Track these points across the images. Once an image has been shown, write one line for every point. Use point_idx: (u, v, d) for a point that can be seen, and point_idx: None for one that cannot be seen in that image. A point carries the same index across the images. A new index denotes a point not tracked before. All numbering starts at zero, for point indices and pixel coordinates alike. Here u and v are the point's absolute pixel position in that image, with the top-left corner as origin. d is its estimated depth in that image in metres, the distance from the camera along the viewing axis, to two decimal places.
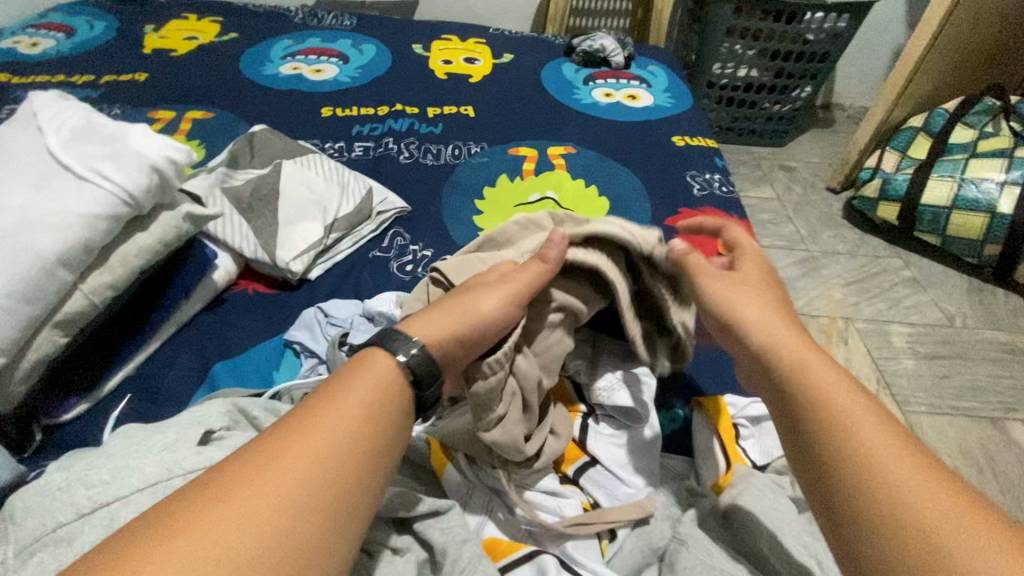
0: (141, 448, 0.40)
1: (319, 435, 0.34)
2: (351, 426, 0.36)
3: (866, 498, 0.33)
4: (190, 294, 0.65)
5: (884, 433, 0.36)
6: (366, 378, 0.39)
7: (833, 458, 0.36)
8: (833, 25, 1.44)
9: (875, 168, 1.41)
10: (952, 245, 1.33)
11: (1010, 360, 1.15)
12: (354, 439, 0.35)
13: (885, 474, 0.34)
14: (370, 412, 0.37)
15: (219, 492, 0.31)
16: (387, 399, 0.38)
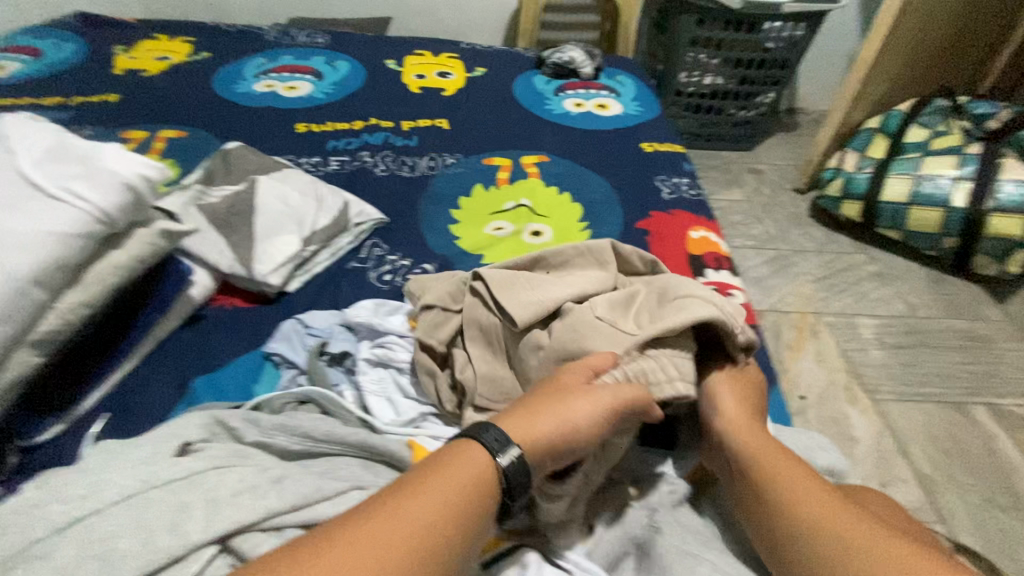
0: (118, 462, 0.40)
1: (400, 530, 0.35)
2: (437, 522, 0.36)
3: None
4: (165, 310, 0.65)
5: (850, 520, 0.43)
6: (460, 470, 0.40)
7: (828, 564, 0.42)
8: (791, 34, 1.50)
9: (837, 168, 1.47)
10: (913, 239, 1.38)
11: (971, 346, 1.20)
12: (430, 543, 0.35)
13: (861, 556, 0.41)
14: (449, 514, 0.37)
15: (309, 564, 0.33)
16: (469, 501, 0.39)
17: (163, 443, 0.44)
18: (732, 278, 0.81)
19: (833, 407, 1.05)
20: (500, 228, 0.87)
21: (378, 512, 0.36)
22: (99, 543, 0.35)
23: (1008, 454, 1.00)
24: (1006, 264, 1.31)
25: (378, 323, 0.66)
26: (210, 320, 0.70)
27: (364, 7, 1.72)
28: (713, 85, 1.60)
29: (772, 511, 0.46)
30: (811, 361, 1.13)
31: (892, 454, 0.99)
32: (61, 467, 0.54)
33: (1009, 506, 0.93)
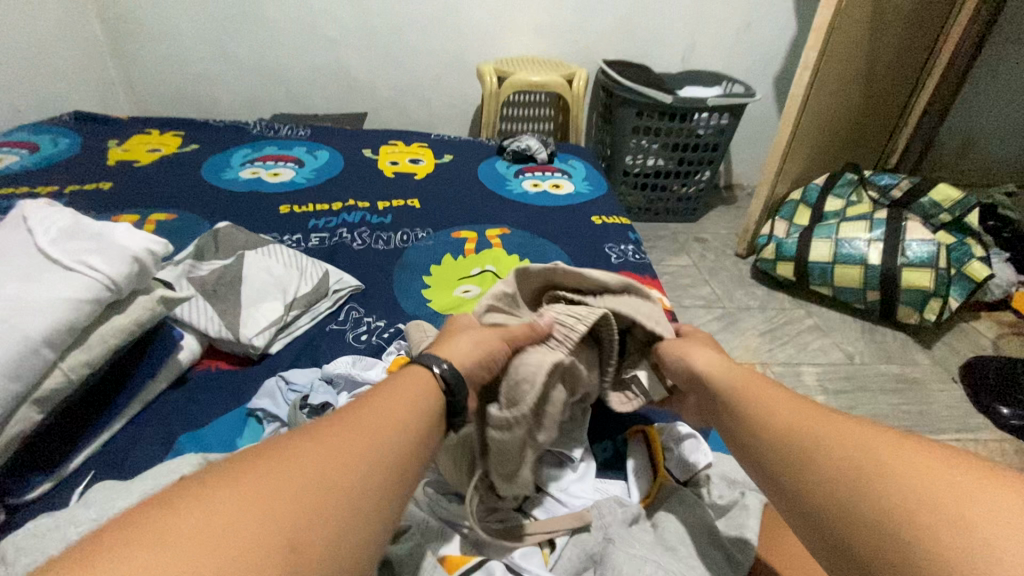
0: (120, 495, 0.45)
1: (373, 430, 0.42)
2: (397, 419, 0.44)
3: (827, 469, 0.42)
4: (156, 372, 0.70)
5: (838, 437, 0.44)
6: (409, 387, 0.48)
7: (810, 466, 0.43)
8: (717, 122, 1.74)
9: (769, 234, 1.65)
10: (842, 294, 1.54)
11: (904, 388, 1.31)
12: (407, 440, 0.43)
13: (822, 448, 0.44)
14: (403, 413, 0.45)
15: (299, 446, 0.39)
16: (427, 414, 0.47)
17: (159, 479, 0.49)
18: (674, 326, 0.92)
19: None
20: (468, 290, 0.97)
21: (332, 421, 0.42)
22: None
23: None
24: (925, 312, 1.46)
25: (356, 376, 0.72)
26: (195, 381, 0.75)
27: (343, 104, 1.91)
28: (655, 165, 1.81)
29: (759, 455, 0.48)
30: None
31: None
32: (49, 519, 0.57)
33: None
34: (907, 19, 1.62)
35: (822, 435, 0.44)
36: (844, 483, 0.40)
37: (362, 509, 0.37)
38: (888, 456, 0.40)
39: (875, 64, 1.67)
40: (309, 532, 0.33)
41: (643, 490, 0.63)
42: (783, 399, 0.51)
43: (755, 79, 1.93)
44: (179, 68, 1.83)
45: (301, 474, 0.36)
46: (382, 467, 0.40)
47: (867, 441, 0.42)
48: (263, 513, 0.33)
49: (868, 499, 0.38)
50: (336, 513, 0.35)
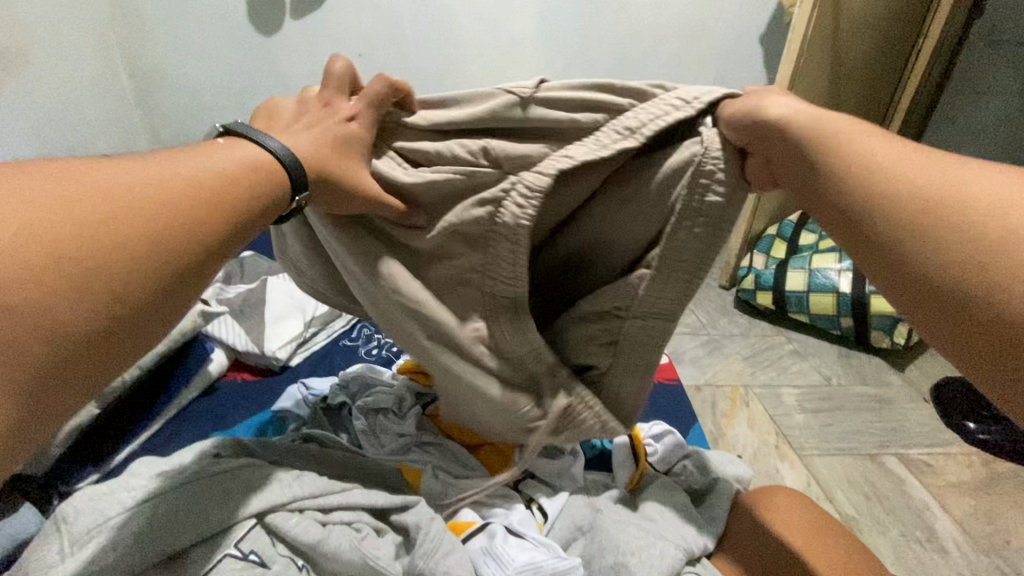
0: (163, 465, 0.54)
1: (168, 176, 0.43)
2: (207, 176, 0.45)
3: (915, 208, 0.40)
4: (190, 381, 0.79)
5: (933, 174, 0.41)
6: (235, 151, 0.48)
7: (905, 203, 0.40)
8: None
9: (749, 266, 1.77)
10: (819, 321, 1.64)
11: (880, 407, 1.38)
12: (210, 196, 0.44)
13: (918, 185, 0.40)
14: (224, 175, 0.45)
15: (86, 173, 0.41)
16: (251, 179, 0.47)
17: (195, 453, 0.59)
18: None
19: (766, 463, 1.19)
20: None
21: (131, 162, 0.44)
22: (160, 516, 0.48)
23: (917, 494, 1.15)
24: (895, 336, 1.55)
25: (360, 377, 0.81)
26: (222, 390, 0.84)
27: None
28: None
29: (846, 191, 0.45)
30: (744, 425, 1.29)
31: (820, 499, 1.12)
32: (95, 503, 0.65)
33: (923, 539, 1.06)
34: (864, 73, 1.81)
35: (908, 178, 0.41)
36: (910, 231, 0.39)
37: (146, 243, 0.40)
38: (983, 198, 0.37)
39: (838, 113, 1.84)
40: (68, 249, 0.37)
41: (629, 475, 0.70)
42: (886, 143, 0.45)
43: None
44: (200, 118, 1.99)
45: (108, 209, 0.39)
46: (173, 208, 0.41)
47: (970, 178, 0.39)
48: (68, 240, 0.37)
49: (934, 242, 0.38)
50: (135, 243, 0.39)
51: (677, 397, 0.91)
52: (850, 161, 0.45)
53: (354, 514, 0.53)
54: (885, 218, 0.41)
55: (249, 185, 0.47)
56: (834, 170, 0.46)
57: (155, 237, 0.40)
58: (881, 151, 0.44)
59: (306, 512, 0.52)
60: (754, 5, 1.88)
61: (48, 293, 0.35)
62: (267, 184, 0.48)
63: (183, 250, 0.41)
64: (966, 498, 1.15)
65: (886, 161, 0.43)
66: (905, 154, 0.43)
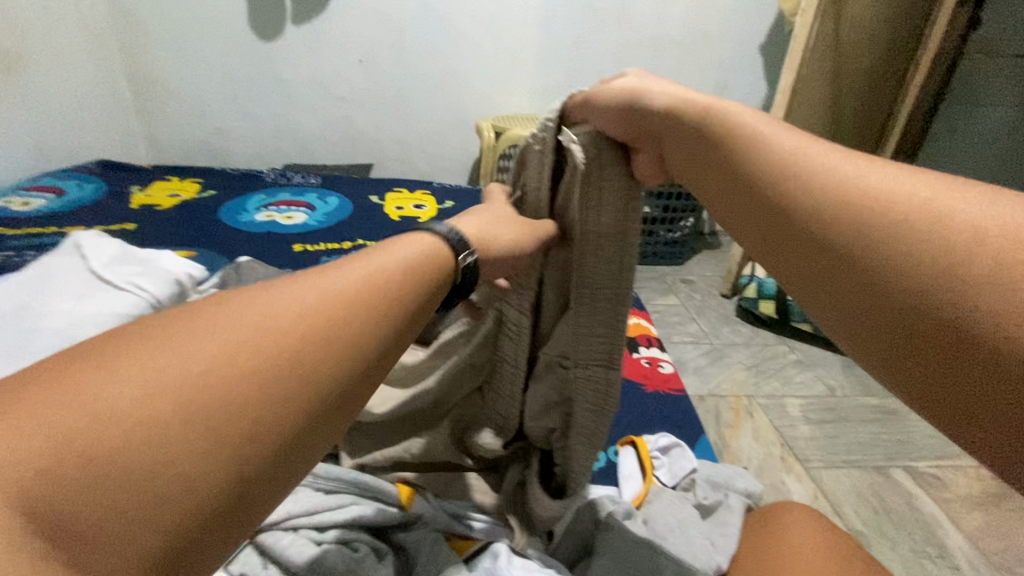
0: None
1: (342, 286, 0.36)
2: (385, 283, 0.38)
3: (845, 208, 0.34)
4: None
5: (855, 170, 0.36)
6: (411, 250, 0.42)
7: (828, 201, 0.36)
8: None
9: (751, 275, 1.75)
10: (822, 330, 1.63)
11: (886, 418, 1.36)
12: (379, 301, 0.37)
13: (839, 182, 0.36)
14: (400, 277, 0.39)
15: (259, 292, 0.34)
16: (418, 275, 0.41)
17: None
18: (662, 353, 1.02)
19: (772, 476, 1.17)
20: None
21: (320, 273, 0.37)
22: None
23: (927, 508, 1.12)
24: None
25: None
26: None
27: (351, 157, 2.05)
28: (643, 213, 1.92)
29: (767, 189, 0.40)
30: (748, 436, 1.26)
31: (828, 513, 1.09)
32: None
33: (935, 555, 1.03)
34: (864, 83, 1.81)
35: (807, 167, 0.38)
36: (848, 232, 0.34)
37: (311, 365, 0.32)
38: (921, 201, 0.32)
39: (838, 121, 1.83)
40: (234, 387, 0.29)
41: (635, 490, 0.68)
42: (805, 142, 0.40)
43: None
44: (200, 123, 1.97)
45: (259, 334, 0.31)
46: (339, 321, 0.34)
47: (899, 179, 0.34)
48: (208, 379, 0.29)
49: (863, 232, 0.33)
50: (298, 370, 0.31)
51: (683, 409, 0.89)
52: (770, 156, 0.40)
53: (351, 532, 0.51)
54: (814, 220, 0.36)
55: (421, 287, 0.40)
56: (754, 165, 0.41)
57: (294, 365, 0.31)
58: (802, 150, 0.40)
59: (300, 531, 0.50)
60: (753, 15, 1.89)
61: (169, 461, 0.26)
62: (431, 280, 0.42)
63: (320, 376, 0.32)
64: (977, 513, 1.12)
65: (809, 156, 0.39)
66: (826, 152, 0.39)
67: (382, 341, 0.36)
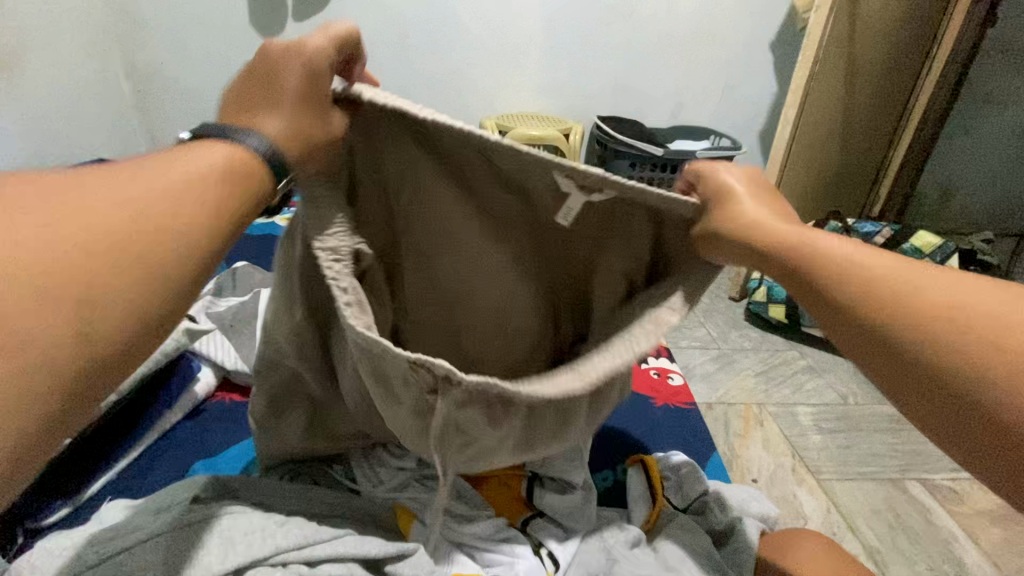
0: (138, 510, 0.50)
1: (156, 189, 0.40)
2: (200, 187, 0.42)
3: (920, 327, 0.41)
4: (174, 403, 0.76)
5: (918, 286, 0.43)
6: (223, 152, 0.45)
7: (901, 319, 0.42)
8: None
9: (760, 278, 1.71)
10: (833, 336, 1.59)
11: (900, 428, 1.33)
12: (198, 201, 0.41)
13: (901, 302, 0.43)
14: (216, 184, 0.43)
15: (68, 198, 0.38)
16: (233, 180, 0.44)
17: (175, 495, 0.54)
18: (670, 364, 0.98)
19: (783, 488, 1.14)
20: None
21: (132, 177, 0.41)
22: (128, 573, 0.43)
23: (943, 523, 1.09)
24: None
25: None
26: (211, 412, 0.80)
27: None
28: None
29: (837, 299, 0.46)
30: (758, 446, 1.23)
31: (841, 528, 1.06)
32: (67, 527, 0.62)
33: (952, 573, 1.00)
34: (877, 81, 1.76)
35: (888, 290, 0.43)
36: (924, 346, 0.41)
37: (146, 261, 0.38)
38: (971, 318, 0.40)
39: (850, 121, 1.79)
40: (70, 288, 0.34)
41: (644, 514, 0.65)
42: (867, 252, 0.46)
43: (740, 134, 2.05)
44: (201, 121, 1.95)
45: (78, 235, 0.36)
46: (165, 224, 0.39)
47: (953, 293, 0.42)
48: (41, 279, 0.34)
49: (935, 352, 0.40)
50: (132, 271, 0.37)
51: (693, 424, 0.86)
52: (842, 269, 0.46)
53: (346, 566, 0.48)
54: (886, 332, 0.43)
55: (240, 194, 0.44)
56: (828, 277, 0.46)
57: (124, 263, 0.37)
58: (866, 263, 0.45)
59: (290, 566, 0.47)
60: (763, 11, 1.84)
61: (47, 336, 0.33)
62: (253, 187, 0.45)
63: (160, 264, 0.38)
64: (995, 528, 1.09)
65: (874, 270, 0.45)
66: (884, 264, 0.45)
67: (217, 245, 0.42)
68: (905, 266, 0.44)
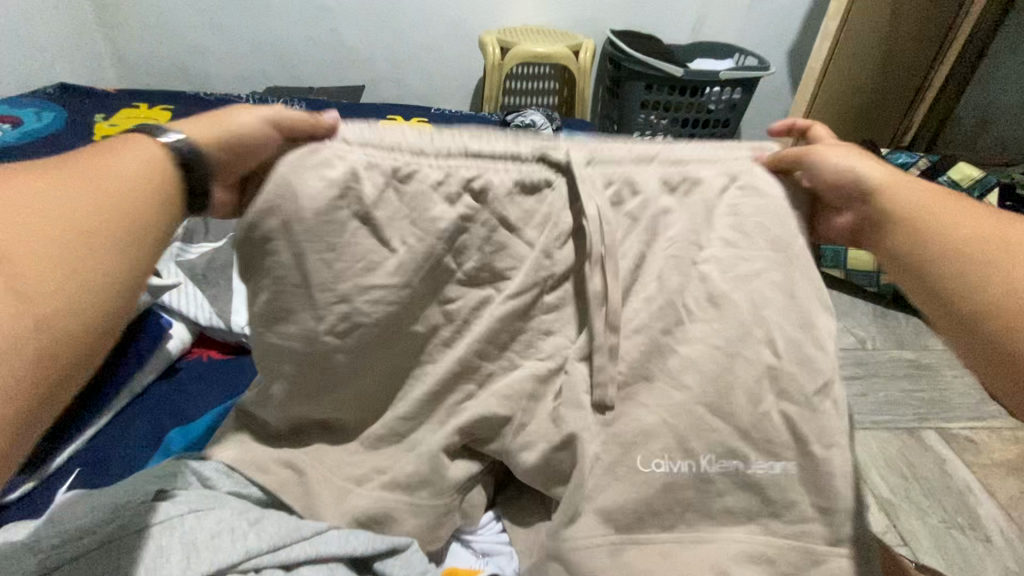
0: (105, 505, 0.48)
1: (84, 184, 0.40)
2: (127, 188, 0.42)
3: (961, 270, 0.43)
4: (142, 365, 0.69)
5: (973, 228, 0.45)
6: (128, 155, 0.44)
7: (939, 257, 0.45)
8: (729, 97, 1.63)
9: None
10: (856, 278, 1.50)
11: (918, 374, 1.27)
12: (136, 187, 0.42)
13: (946, 239, 0.45)
14: (136, 183, 0.43)
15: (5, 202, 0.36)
16: (152, 180, 0.44)
17: (144, 485, 0.51)
18: None
19: None
20: None
21: (64, 173, 0.40)
22: None
23: (958, 474, 1.06)
24: None
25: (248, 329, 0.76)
26: (185, 372, 0.74)
27: (341, 78, 1.83)
28: None
29: (899, 223, 0.48)
30: None
31: (852, 480, 1.03)
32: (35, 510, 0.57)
33: (964, 525, 0.98)
34: None
35: (936, 234, 0.46)
36: (958, 269, 0.43)
37: (96, 257, 0.37)
38: (991, 267, 0.42)
39: (896, 37, 1.59)
40: (55, 262, 0.35)
41: None
42: (939, 200, 0.48)
43: (768, 53, 1.84)
44: (171, 41, 1.75)
45: (38, 233, 0.36)
46: (107, 215, 0.39)
47: (993, 238, 0.43)
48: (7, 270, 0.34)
49: (951, 285, 0.44)
50: (100, 261, 0.37)
51: None
52: (900, 202, 0.48)
53: (325, 568, 0.46)
54: (924, 261, 0.46)
55: (167, 195, 0.44)
56: (884, 204, 0.49)
57: (93, 245, 0.37)
58: (919, 194, 0.48)
59: (263, 572, 0.45)
60: None
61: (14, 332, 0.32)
62: (167, 189, 0.44)
63: (122, 261, 0.39)
64: (1011, 480, 1.06)
65: (927, 210, 0.47)
66: (957, 208, 0.46)
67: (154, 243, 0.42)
68: (971, 207, 0.47)
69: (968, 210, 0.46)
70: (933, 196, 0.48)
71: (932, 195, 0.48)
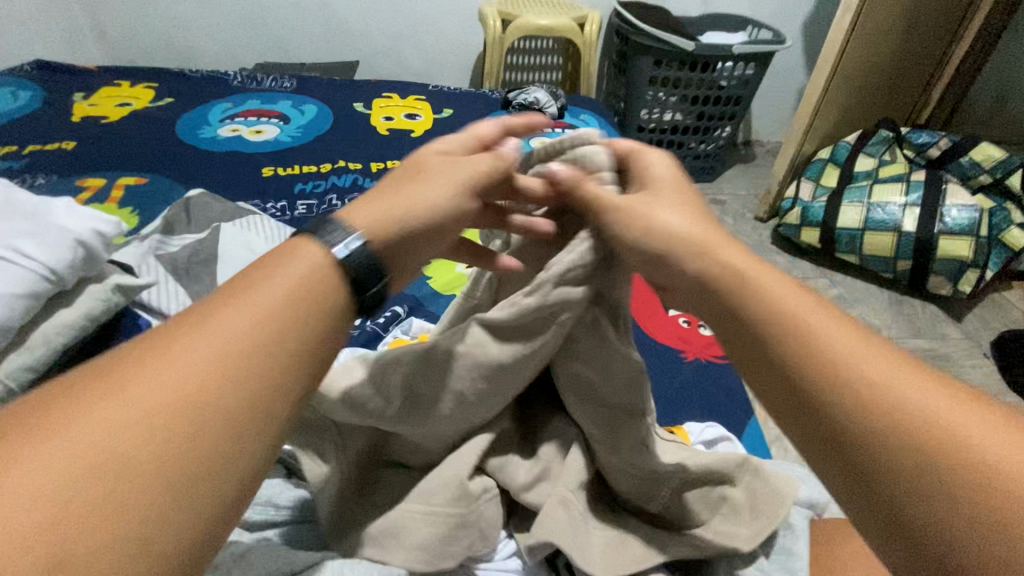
0: None
1: (221, 329, 0.30)
2: (272, 324, 0.30)
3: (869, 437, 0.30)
4: None
5: (880, 364, 0.31)
6: (292, 268, 0.33)
7: (848, 413, 0.30)
8: (742, 73, 1.55)
9: (794, 198, 1.53)
10: (872, 263, 1.44)
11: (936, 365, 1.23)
12: (282, 324, 0.31)
13: (850, 378, 0.31)
14: (286, 314, 0.31)
15: (119, 371, 0.27)
16: (304, 309, 0.32)
17: None
18: None
19: None
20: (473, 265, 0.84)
21: (221, 304, 0.31)
22: None
23: None
24: (960, 283, 1.36)
25: None
26: None
27: (333, 53, 1.74)
28: (673, 121, 1.63)
29: (773, 354, 0.34)
30: None
31: None
32: None
33: None
34: None
35: (822, 375, 0.32)
36: (884, 450, 0.29)
37: (212, 443, 0.27)
38: (922, 426, 0.29)
39: (919, 8, 1.49)
40: (151, 463, 0.25)
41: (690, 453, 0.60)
42: (804, 303, 0.34)
43: (781, 26, 1.75)
44: (154, 14, 1.66)
45: (150, 417, 0.26)
46: (234, 375, 0.28)
47: (892, 379, 0.31)
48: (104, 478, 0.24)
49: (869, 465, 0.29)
50: (215, 442, 0.27)
51: (730, 383, 0.75)
52: (767, 311, 0.34)
53: None
54: (825, 415, 0.31)
55: (320, 327, 0.32)
56: (754, 322, 0.35)
57: (209, 427, 0.27)
58: (791, 302, 0.34)
59: None
60: None
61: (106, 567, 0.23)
62: (327, 320, 0.33)
63: (246, 441, 0.28)
64: None
65: (808, 326, 0.33)
66: (843, 329, 0.33)
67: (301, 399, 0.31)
68: (841, 320, 0.34)
69: (858, 335, 0.33)
70: (805, 303, 0.35)
71: (801, 298, 0.35)
